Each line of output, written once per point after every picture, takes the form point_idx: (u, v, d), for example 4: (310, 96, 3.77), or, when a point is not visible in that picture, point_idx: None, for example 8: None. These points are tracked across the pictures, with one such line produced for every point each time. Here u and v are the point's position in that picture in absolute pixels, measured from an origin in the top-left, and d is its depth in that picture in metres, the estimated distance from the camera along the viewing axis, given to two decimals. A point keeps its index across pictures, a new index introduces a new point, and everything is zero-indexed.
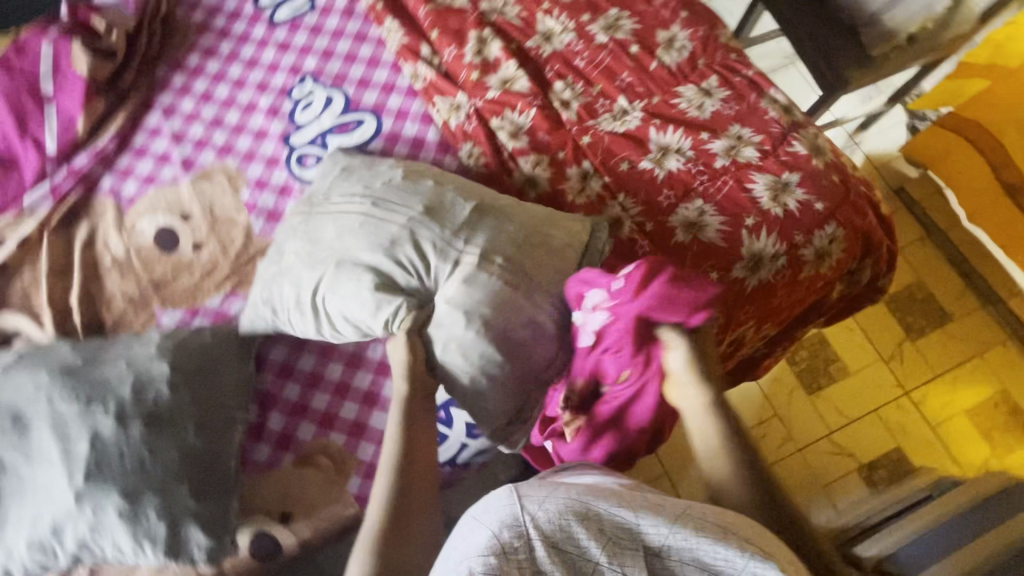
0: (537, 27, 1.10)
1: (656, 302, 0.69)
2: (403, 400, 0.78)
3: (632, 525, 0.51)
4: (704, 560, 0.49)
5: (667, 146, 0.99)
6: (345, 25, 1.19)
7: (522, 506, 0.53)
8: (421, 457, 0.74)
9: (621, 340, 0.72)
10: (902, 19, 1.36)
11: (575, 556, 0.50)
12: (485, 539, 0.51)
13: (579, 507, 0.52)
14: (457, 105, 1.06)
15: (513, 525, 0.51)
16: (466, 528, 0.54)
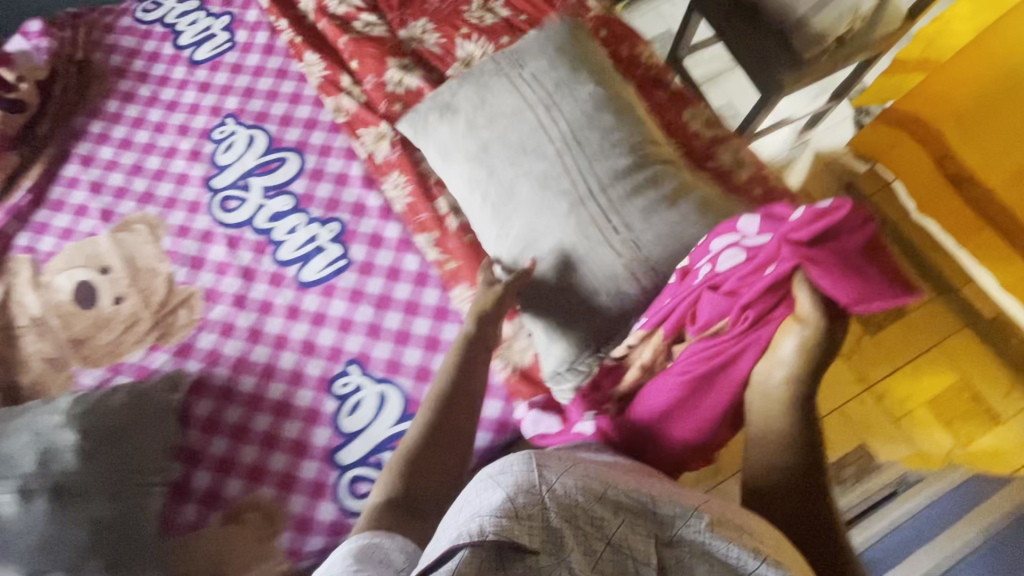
0: (457, 53, 1.07)
1: (823, 255, 0.59)
2: (466, 340, 0.81)
3: (648, 511, 0.49)
4: (715, 556, 0.46)
5: None
6: (266, 62, 1.16)
7: (539, 474, 0.48)
8: (465, 397, 0.75)
9: (745, 279, 0.66)
10: (831, 21, 1.35)
11: (589, 534, 0.45)
12: (498, 501, 0.45)
13: (596, 488, 0.49)
14: (382, 135, 1.03)
15: (529, 491, 0.46)
16: (480, 487, 0.48)
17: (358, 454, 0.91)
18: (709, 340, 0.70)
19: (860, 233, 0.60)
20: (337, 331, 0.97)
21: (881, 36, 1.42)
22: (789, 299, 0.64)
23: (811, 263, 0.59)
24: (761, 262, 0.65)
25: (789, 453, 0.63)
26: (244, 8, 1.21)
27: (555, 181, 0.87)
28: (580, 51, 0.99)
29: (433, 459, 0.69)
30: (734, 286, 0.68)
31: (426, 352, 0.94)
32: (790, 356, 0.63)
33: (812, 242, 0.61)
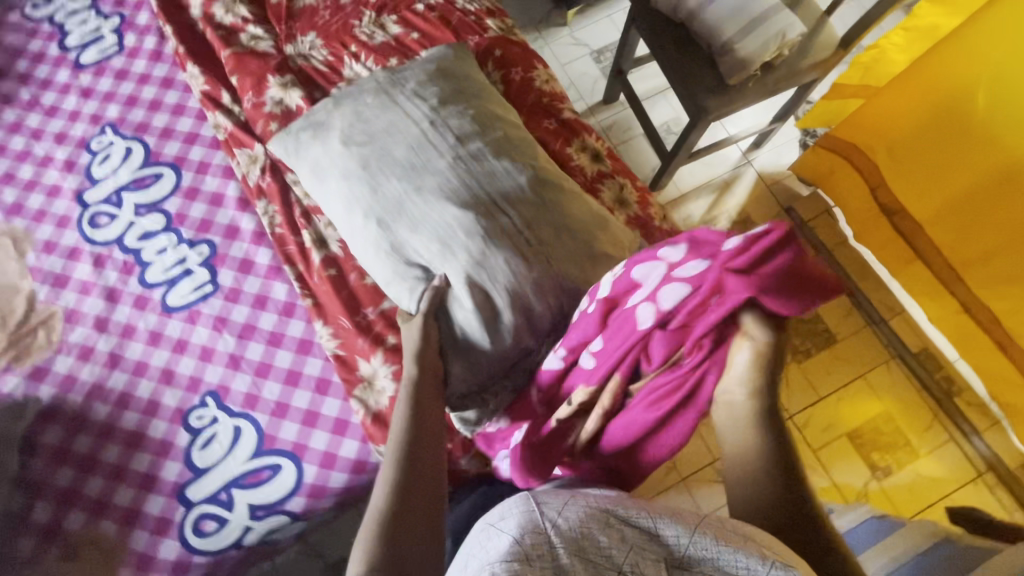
0: (343, 72, 1.02)
1: (777, 280, 0.46)
2: (411, 383, 0.73)
3: (651, 531, 0.49)
4: (725, 569, 0.45)
5: None
6: (152, 69, 1.11)
7: (540, 512, 0.50)
8: (429, 432, 0.66)
9: (689, 315, 0.52)
10: (754, 49, 1.31)
11: (598, 564, 0.46)
12: (506, 545, 0.47)
13: (601, 515, 0.50)
14: (255, 157, 0.98)
15: (533, 529, 0.48)
16: (487, 535, 0.51)
17: (207, 491, 0.88)
18: (667, 377, 0.55)
19: (799, 244, 0.48)
20: (197, 360, 0.93)
21: (812, 62, 1.38)
22: (735, 322, 0.50)
23: (767, 294, 0.46)
24: (707, 296, 0.50)
25: (771, 466, 0.54)
26: (136, 10, 1.16)
27: (413, 218, 0.83)
28: (460, 78, 0.94)
29: (412, 508, 0.58)
30: (683, 322, 0.53)
31: (285, 387, 0.91)
32: (745, 375, 0.52)
33: (749, 266, 0.47)
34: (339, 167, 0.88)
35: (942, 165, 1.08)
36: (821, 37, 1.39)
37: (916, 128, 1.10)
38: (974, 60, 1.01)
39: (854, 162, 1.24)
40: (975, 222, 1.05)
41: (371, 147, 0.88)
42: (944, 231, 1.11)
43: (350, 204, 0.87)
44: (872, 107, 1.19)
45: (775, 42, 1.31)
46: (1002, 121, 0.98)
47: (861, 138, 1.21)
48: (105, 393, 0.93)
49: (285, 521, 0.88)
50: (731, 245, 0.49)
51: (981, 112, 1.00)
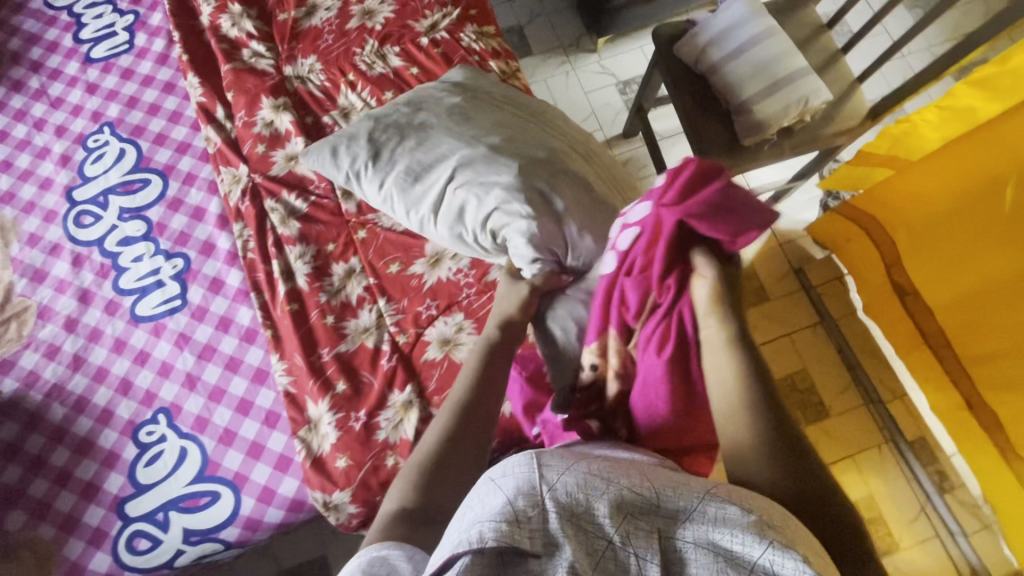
0: (338, 100, 1.01)
1: (699, 207, 0.59)
2: (491, 342, 0.74)
3: (651, 498, 0.45)
4: (721, 545, 0.42)
5: (442, 252, 0.91)
6: (156, 72, 1.11)
7: (540, 474, 0.46)
8: (486, 406, 0.67)
9: (651, 254, 0.63)
10: (774, 111, 1.25)
11: (591, 532, 0.43)
12: (499, 505, 0.44)
13: (601, 481, 0.45)
14: (238, 177, 0.98)
15: (529, 493, 0.44)
16: (483, 489, 0.47)
17: (145, 509, 0.87)
18: (651, 323, 0.63)
19: (718, 178, 0.60)
20: (155, 374, 0.93)
21: (836, 130, 1.32)
22: (687, 258, 0.62)
23: (692, 218, 0.58)
24: (654, 234, 0.63)
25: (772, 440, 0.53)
26: (150, 10, 1.16)
27: (501, 201, 0.82)
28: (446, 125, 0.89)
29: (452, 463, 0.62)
30: (645, 262, 0.64)
31: (235, 415, 0.91)
32: (710, 306, 0.59)
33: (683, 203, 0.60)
34: (426, 156, 0.87)
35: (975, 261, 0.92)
36: (846, 108, 1.33)
37: (950, 212, 0.96)
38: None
39: (873, 237, 1.08)
40: (995, 323, 0.90)
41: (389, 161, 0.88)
42: (955, 327, 0.96)
43: (455, 194, 0.85)
44: (898, 181, 1.03)
45: (796, 107, 1.25)
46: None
47: (884, 213, 1.05)
48: (64, 395, 0.94)
49: (218, 548, 0.88)
50: (655, 184, 0.62)
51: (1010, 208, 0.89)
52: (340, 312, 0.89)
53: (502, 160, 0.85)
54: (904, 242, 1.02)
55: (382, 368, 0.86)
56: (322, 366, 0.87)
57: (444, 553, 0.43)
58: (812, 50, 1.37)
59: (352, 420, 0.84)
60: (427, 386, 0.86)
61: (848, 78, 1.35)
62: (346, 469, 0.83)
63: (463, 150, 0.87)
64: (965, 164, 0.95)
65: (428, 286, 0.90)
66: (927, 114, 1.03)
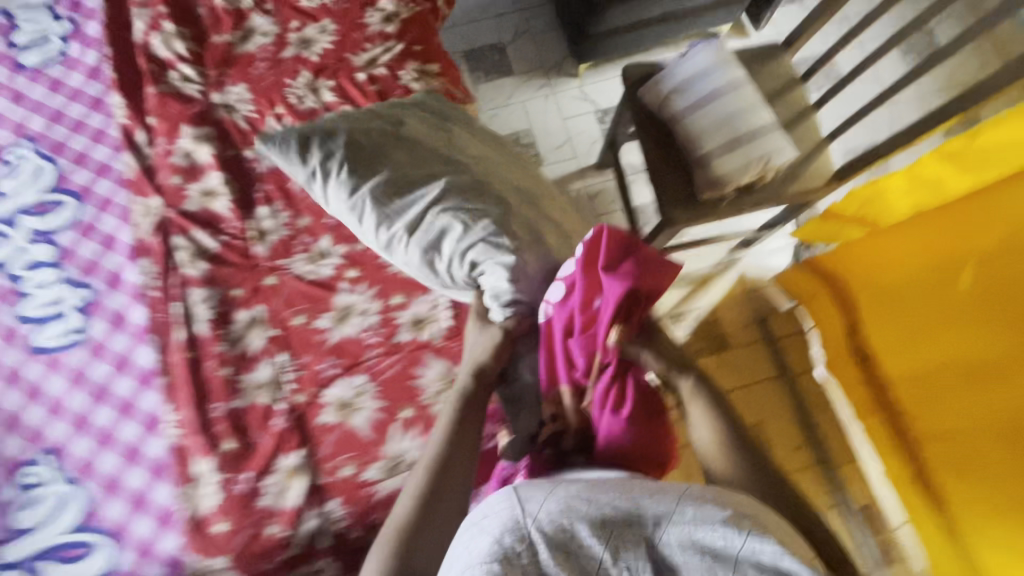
0: (263, 134, 0.96)
1: (626, 268, 0.73)
2: (466, 392, 0.76)
3: (630, 514, 0.53)
4: (705, 542, 0.50)
5: (351, 306, 0.87)
6: (85, 86, 1.06)
7: (522, 509, 0.55)
8: (462, 455, 0.71)
9: (592, 317, 0.74)
10: (732, 168, 1.20)
11: (578, 554, 0.51)
12: (487, 546, 0.53)
13: (579, 505, 0.54)
14: (150, 210, 0.93)
15: (513, 529, 0.53)
16: (469, 536, 0.56)
17: (15, 555, 0.82)
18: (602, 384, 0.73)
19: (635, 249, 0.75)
20: (46, 412, 0.89)
21: (799, 189, 1.26)
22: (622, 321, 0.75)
23: (621, 281, 0.72)
24: (588, 295, 0.74)
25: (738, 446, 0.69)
26: (88, 18, 1.11)
27: (485, 233, 0.81)
28: (427, 150, 0.88)
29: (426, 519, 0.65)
30: (587, 322, 0.74)
31: (123, 462, 0.87)
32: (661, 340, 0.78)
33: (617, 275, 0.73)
34: (408, 175, 0.85)
35: (941, 346, 0.82)
36: (812, 167, 1.27)
37: (913, 285, 0.87)
38: (994, 232, 0.84)
39: (837, 301, 0.93)
40: (968, 411, 0.78)
41: (369, 169, 0.85)
42: (924, 414, 0.81)
43: (436, 219, 0.83)
44: (861, 248, 0.93)
45: (756, 166, 1.20)
46: (1005, 299, 0.80)
47: (848, 278, 0.93)
48: None
49: None
50: (579, 252, 0.75)
51: (968, 289, 0.83)
52: (238, 363, 0.85)
53: (490, 193, 0.85)
54: (868, 315, 0.89)
55: (274, 428, 0.82)
56: (211, 423, 0.83)
57: None
58: (782, 104, 1.32)
59: (235, 482, 0.80)
60: (319, 451, 0.82)
61: (816, 136, 1.30)
62: (225, 535, 0.79)
63: (450, 174, 0.86)
64: (933, 238, 0.88)
65: (332, 343, 0.85)
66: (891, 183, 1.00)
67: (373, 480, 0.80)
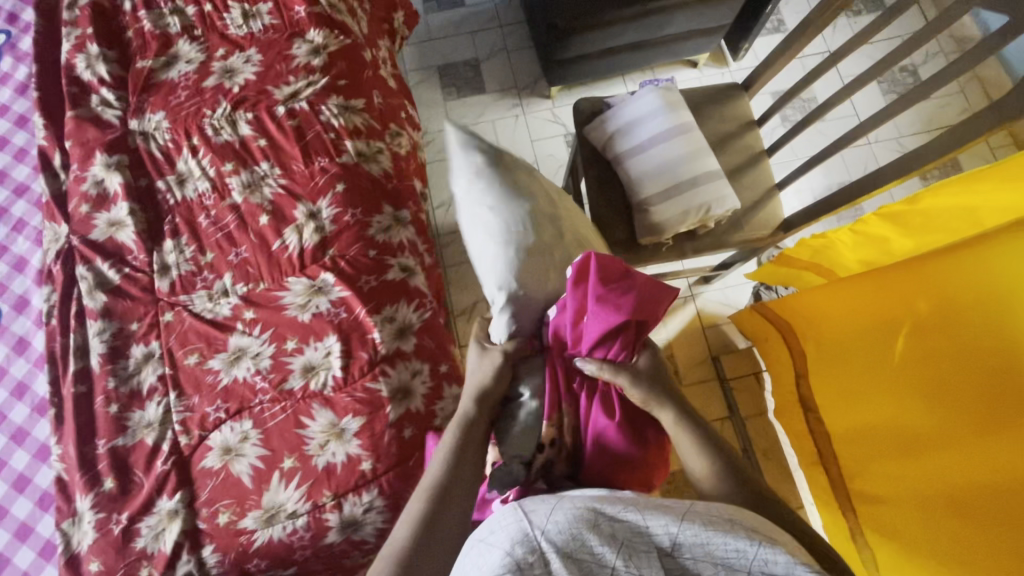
0: (177, 164, 0.95)
1: (615, 291, 0.63)
2: (466, 419, 0.66)
3: (642, 526, 0.46)
4: (716, 554, 0.45)
5: (245, 349, 0.86)
6: (13, 102, 1.06)
7: (528, 520, 0.46)
8: (461, 489, 0.62)
9: (582, 334, 0.66)
10: (669, 216, 1.17)
11: (591, 565, 0.44)
12: (498, 562, 0.45)
13: (589, 514, 0.46)
14: (58, 237, 0.93)
15: (524, 541, 0.45)
16: (472, 555, 0.47)
17: None
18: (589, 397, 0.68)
19: (618, 266, 0.66)
20: None
21: (742, 239, 1.24)
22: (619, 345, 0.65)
23: (609, 310, 0.62)
24: (576, 314, 0.66)
25: (724, 462, 0.63)
26: (23, 33, 1.11)
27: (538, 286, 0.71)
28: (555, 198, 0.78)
29: (420, 558, 0.57)
30: (576, 338, 0.67)
31: (10, 491, 0.86)
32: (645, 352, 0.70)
33: (603, 297, 0.63)
34: (524, 197, 0.73)
35: (867, 413, 0.77)
36: (759, 215, 1.24)
37: (849, 343, 0.81)
38: (932, 298, 0.73)
39: (787, 343, 0.93)
40: (887, 472, 0.74)
41: (496, 163, 0.74)
42: (849, 461, 0.80)
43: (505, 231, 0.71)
44: (812, 292, 0.88)
45: (695, 214, 1.17)
46: (942, 375, 0.70)
47: (800, 325, 0.90)
48: None
49: None
50: (566, 272, 0.65)
51: (901, 359, 0.74)
52: (127, 401, 0.85)
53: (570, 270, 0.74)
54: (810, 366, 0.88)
55: (155, 471, 0.81)
56: (93, 460, 0.82)
57: None
58: (734, 148, 1.28)
59: (112, 522, 0.79)
60: (198, 495, 0.81)
61: (767, 184, 1.27)
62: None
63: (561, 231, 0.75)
64: (873, 296, 0.80)
65: (222, 385, 0.84)
66: (841, 236, 0.94)
67: (249, 528, 0.79)
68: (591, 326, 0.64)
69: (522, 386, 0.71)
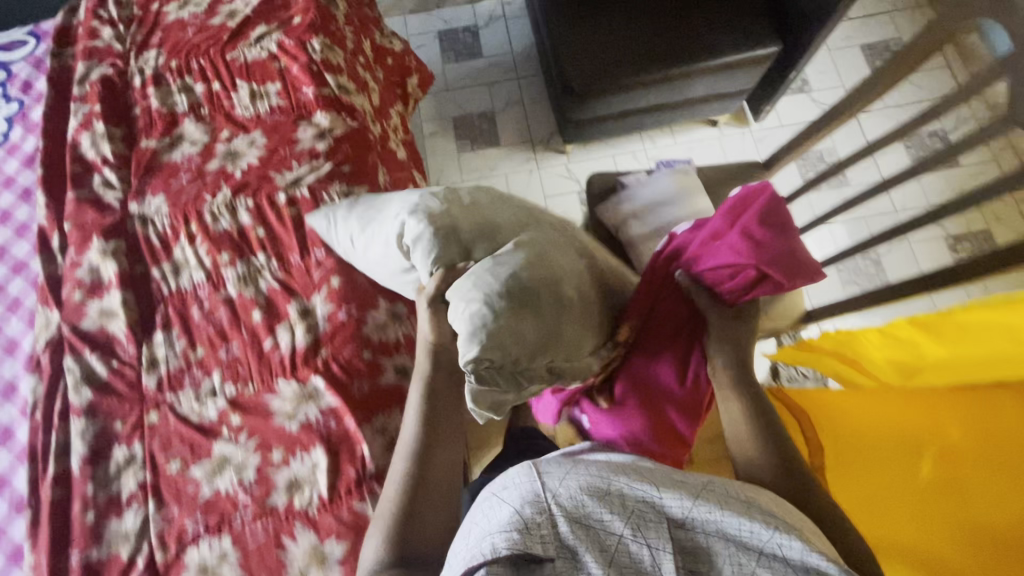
0: (173, 252, 0.93)
1: (763, 230, 0.61)
2: (425, 377, 0.72)
3: (654, 499, 0.45)
4: (728, 532, 0.43)
5: (230, 457, 0.82)
6: (19, 175, 1.05)
7: (541, 482, 0.46)
8: (439, 434, 0.69)
9: (704, 254, 0.65)
10: None
11: (598, 530, 0.43)
12: (507, 515, 0.45)
13: (599, 482, 0.46)
14: (49, 323, 0.90)
15: (534, 501, 0.45)
16: (486, 505, 0.48)
17: None
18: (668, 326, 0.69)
19: (783, 215, 0.62)
20: None
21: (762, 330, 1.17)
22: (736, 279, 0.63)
23: (752, 240, 0.61)
24: (714, 233, 0.65)
25: (768, 446, 0.64)
26: (35, 103, 1.10)
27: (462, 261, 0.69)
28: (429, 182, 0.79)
29: (416, 522, 0.64)
30: (694, 253, 0.67)
31: None
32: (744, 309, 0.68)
33: (753, 231, 0.61)
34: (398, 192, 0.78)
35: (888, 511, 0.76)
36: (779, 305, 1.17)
37: (878, 444, 0.79)
38: (967, 429, 0.73)
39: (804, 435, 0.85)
40: None
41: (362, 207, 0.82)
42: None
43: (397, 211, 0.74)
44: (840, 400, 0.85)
45: None
46: (976, 505, 0.69)
47: (823, 423, 0.84)
48: None
49: None
50: (732, 194, 0.66)
51: (929, 481, 0.73)
52: (104, 508, 0.80)
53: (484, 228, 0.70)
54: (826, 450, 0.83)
55: None
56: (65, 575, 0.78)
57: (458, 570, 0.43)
58: None
59: None
60: None
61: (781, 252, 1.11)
62: None
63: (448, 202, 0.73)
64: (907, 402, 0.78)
65: (203, 497, 0.80)
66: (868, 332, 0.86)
67: None
68: (721, 248, 0.63)
69: (456, 296, 0.62)
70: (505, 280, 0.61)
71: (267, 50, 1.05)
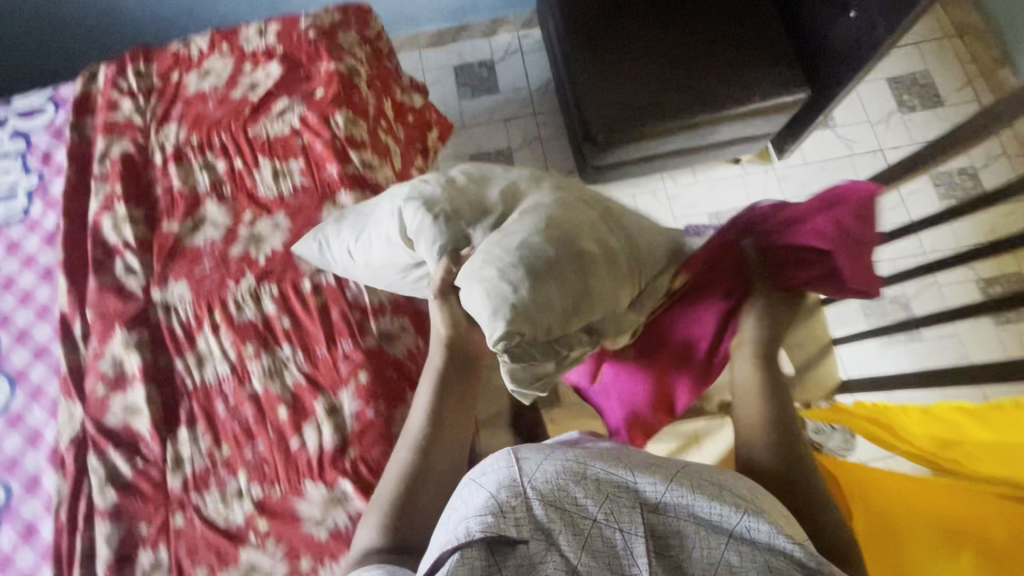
0: (196, 342, 0.91)
1: (855, 223, 0.61)
2: (437, 371, 0.69)
3: (626, 482, 0.45)
4: (700, 515, 0.44)
5: (258, 565, 0.80)
6: (40, 253, 1.04)
7: (517, 467, 0.45)
8: (450, 427, 0.67)
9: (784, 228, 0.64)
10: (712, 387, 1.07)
11: (574, 515, 0.43)
12: (483, 499, 0.43)
13: (574, 465, 0.45)
14: (72, 418, 0.89)
15: (509, 486, 0.44)
16: (463, 491, 0.46)
17: None
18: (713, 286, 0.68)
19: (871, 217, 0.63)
20: None
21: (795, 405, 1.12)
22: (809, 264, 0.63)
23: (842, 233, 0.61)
24: (806, 212, 0.63)
25: (775, 425, 0.61)
26: (55, 176, 1.09)
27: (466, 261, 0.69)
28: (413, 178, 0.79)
29: (417, 520, 0.61)
30: (776, 222, 0.64)
31: None
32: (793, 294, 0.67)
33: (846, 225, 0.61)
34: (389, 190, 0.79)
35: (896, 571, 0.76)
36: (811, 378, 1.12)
37: (915, 527, 0.77)
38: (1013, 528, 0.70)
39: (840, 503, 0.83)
40: None
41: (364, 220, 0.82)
42: None
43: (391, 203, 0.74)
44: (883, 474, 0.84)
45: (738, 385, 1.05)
46: None
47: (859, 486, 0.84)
48: None
49: None
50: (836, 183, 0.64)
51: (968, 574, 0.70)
52: None
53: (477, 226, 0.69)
54: (855, 506, 0.82)
55: None
56: None
57: (435, 557, 0.42)
58: None
59: None
60: None
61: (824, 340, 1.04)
62: None
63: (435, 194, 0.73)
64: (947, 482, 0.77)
65: None
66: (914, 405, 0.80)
67: None
68: (809, 227, 0.62)
69: (468, 273, 0.59)
70: (516, 250, 0.59)
71: (290, 124, 1.03)
